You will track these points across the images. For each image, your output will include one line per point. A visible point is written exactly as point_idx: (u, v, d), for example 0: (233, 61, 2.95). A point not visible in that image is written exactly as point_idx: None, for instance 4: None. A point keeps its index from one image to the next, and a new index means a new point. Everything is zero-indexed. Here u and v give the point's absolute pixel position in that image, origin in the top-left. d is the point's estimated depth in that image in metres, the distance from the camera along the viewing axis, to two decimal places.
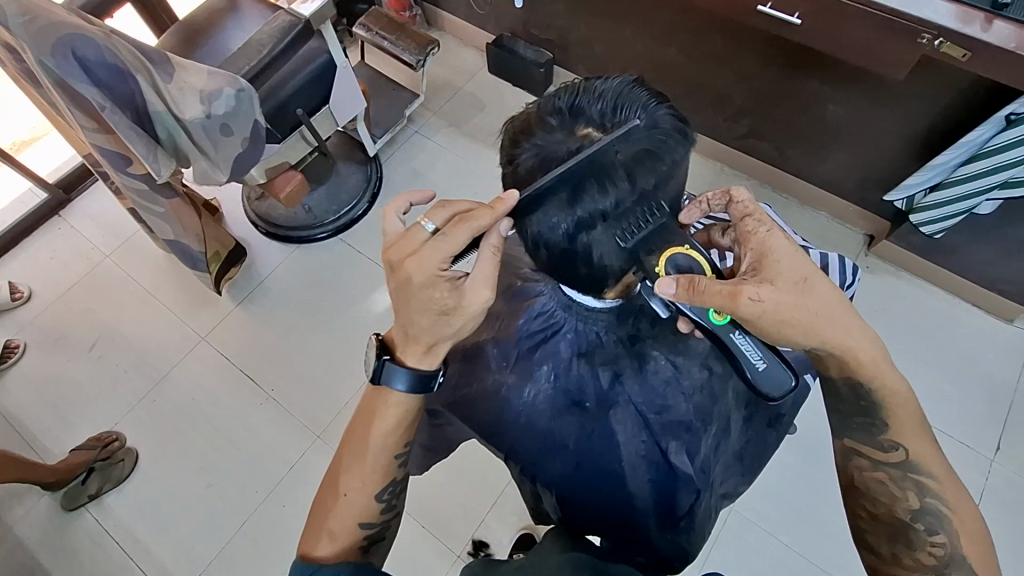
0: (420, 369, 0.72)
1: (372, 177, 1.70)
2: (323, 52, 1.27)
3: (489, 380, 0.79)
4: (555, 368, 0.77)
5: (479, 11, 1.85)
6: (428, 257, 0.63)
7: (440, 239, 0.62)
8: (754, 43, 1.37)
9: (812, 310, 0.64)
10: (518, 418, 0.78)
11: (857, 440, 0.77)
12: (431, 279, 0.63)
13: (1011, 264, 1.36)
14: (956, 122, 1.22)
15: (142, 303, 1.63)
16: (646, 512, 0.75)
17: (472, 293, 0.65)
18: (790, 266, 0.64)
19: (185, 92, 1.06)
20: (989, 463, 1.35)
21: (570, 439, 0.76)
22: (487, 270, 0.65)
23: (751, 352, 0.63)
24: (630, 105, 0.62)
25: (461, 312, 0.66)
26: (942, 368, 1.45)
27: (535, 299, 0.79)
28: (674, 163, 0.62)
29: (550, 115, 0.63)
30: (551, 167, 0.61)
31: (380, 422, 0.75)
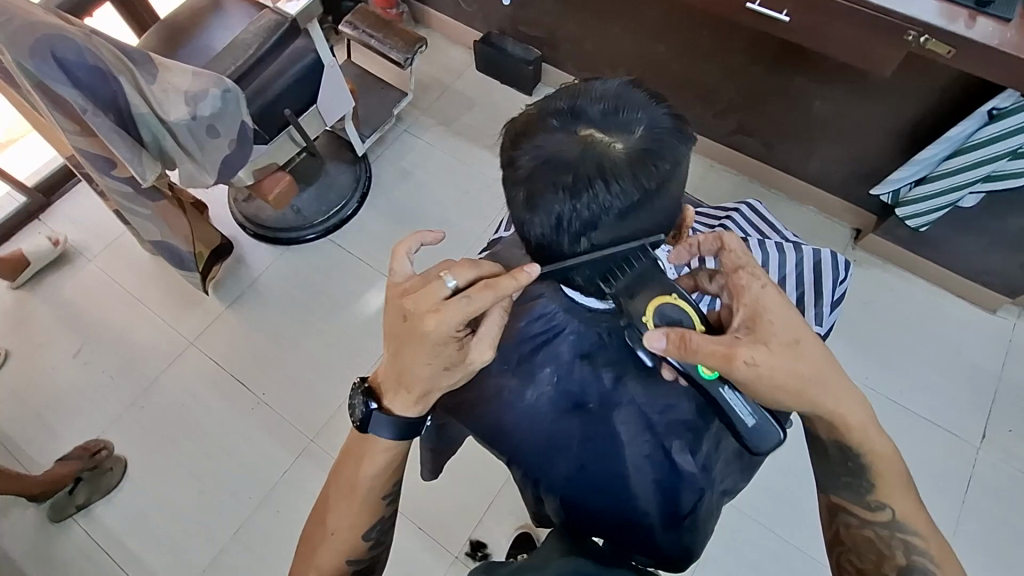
0: (405, 417, 0.72)
1: (361, 177, 1.69)
2: (310, 51, 1.24)
3: (490, 382, 0.79)
4: (558, 369, 0.77)
5: (467, 9, 1.84)
6: (448, 316, 0.61)
7: (463, 301, 0.61)
8: (742, 40, 1.37)
9: (802, 376, 0.65)
10: (520, 420, 0.78)
11: (845, 499, 0.76)
12: (445, 339, 0.63)
13: (994, 256, 1.38)
14: (940, 117, 1.24)
15: (127, 308, 1.60)
16: (650, 511, 0.75)
17: (475, 353, 0.67)
18: (784, 329, 0.65)
19: (169, 94, 1.04)
20: (976, 451, 1.38)
21: (573, 440, 0.76)
22: (493, 331, 0.67)
23: (740, 407, 0.64)
24: (631, 107, 0.62)
25: (461, 368, 0.67)
26: (929, 358, 1.47)
27: (535, 301, 0.77)
28: (674, 164, 0.63)
29: (551, 116, 0.62)
30: (554, 167, 0.60)
31: (368, 465, 0.75)
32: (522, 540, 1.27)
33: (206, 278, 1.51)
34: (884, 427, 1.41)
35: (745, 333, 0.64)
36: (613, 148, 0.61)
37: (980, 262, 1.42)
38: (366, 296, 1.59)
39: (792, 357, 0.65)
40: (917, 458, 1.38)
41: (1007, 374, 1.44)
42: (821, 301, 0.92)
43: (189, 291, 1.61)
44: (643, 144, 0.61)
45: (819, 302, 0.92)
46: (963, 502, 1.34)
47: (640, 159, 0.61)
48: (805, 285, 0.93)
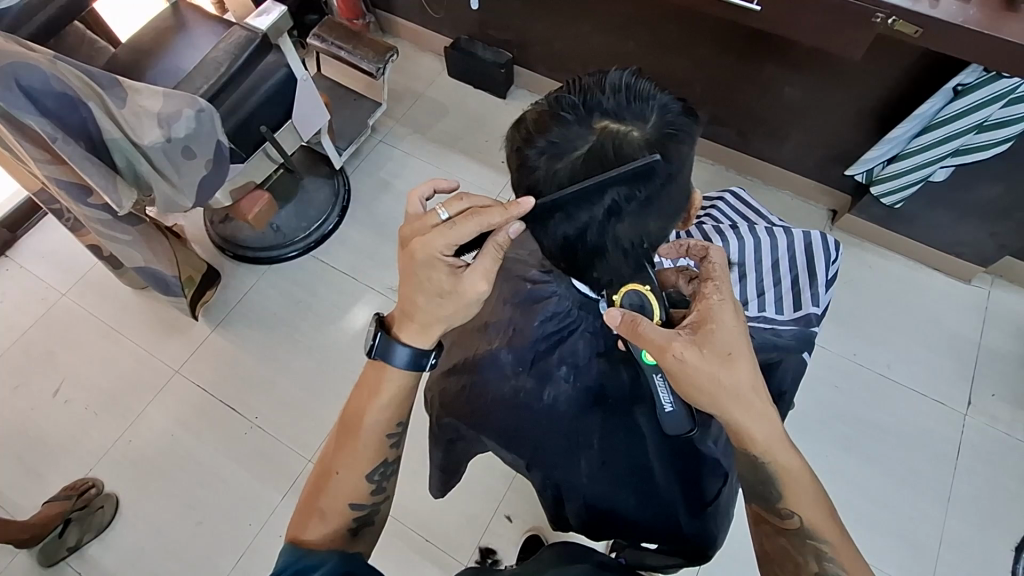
0: (414, 345, 0.71)
1: (340, 190, 1.67)
2: (282, 66, 1.22)
3: (507, 386, 0.79)
4: (574, 368, 0.79)
5: (434, 16, 1.83)
6: (433, 239, 0.63)
7: (448, 226, 0.62)
8: (711, 31, 1.40)
9: (721, 385, 0.62)
10: (540, 421, 0.79)
11: (761, 507, 0.71)
12: (432, 260, 0.64)
13: (965, 226, 1.43)
14: (905, 96, 1.28)
15: (106, 340, 1.55)
16: (674, 499, 0.76)
17: (469, 282, 0.65)
18: (722, 340, 0.63)
19: (142, 117, 1.00)
20: (963, 417, 1.42)
21: (595, 437, 0.77)
22: (487, 263, 0.65)
23: (664, 395, 0.68)
24: (643, 96, 0.63)
25: (455, 297, 0.66)
26: (912, 330, 1.51)
27: (547, 301, 0.81)
28: (688, 149, 0.65)
29: (565, 110, 0.63)
30: (572, 161, 0.63)
31: (376, 399, 0.75)
32: (531, 543, 1.26)
33: (196, 305, 1.50)
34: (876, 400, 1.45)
35: (688, 332, 0.63)
36: (630, 138, 0.62)
37: (953, 233, 1.47)
38: (354, 311, 1.57)
39: None
40: (907, 428, 1.42)
41: (986, 340, 1.49)
42: (816, 281, 0.93)
43: (170, 318, 1.57)
44: (658, 132, 0.63)
45: (813, 283, 0.93)
46: (954, 468, 1.37)
47: (659, 145, 0.62)
48: (798, 267, 0.94)
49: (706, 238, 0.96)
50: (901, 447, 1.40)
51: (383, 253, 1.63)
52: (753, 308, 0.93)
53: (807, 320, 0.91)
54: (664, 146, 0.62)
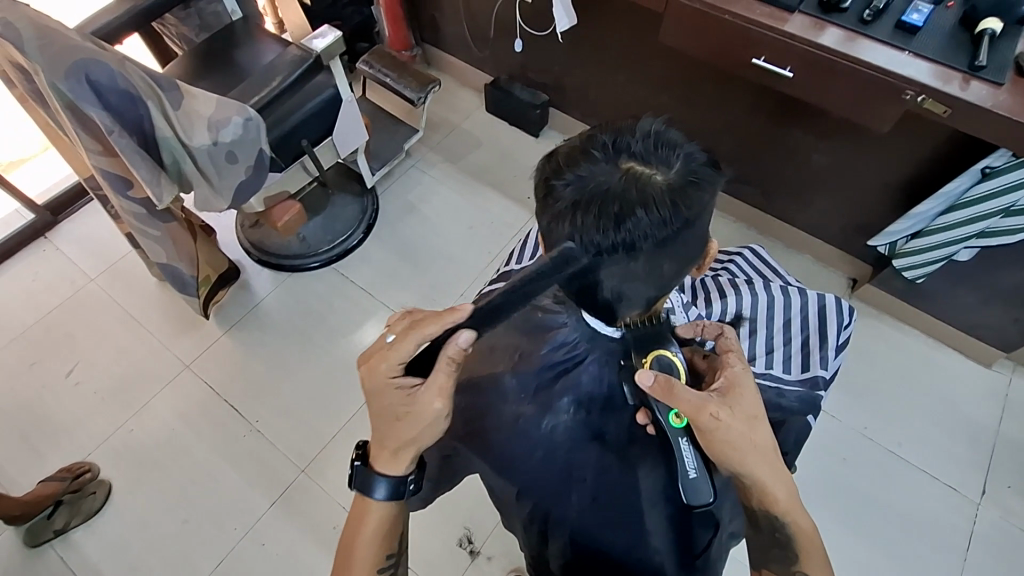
0: (392, 475, 0.71)
1: (368, 209, 1.72)
2: (330, 86, 1.28)
3: (508, 410, 0.79)
4: (576, 397, 0.77)
5: (478, 54, 1.92)
6: (377, 363, 0.66)
7: (388, 348, 0.66)
8: (744, 93, 1.44)
9: (751, 442, 0.64)
10: (535, 449, 0.77)
11: (774, 570, 0.71)
12: (382, 386, 0.66)
13: (989, 310, 1.42)
14: (935, 174, 1.29)
15: (126, 328, 1.59)
16: (665, 547, 0.73)
17: (423, 400, 0.66)
18: (750, 404, 0.65)
19: (193, 120, 1.06)
20: (976, 507, 1.36)
21: (590, 470, 0.75)
22: (440, 379, 0.65)
23: (688, 460, 0.65)
24: (670, 144, 0.64)
25: (414, 418, 0.66)
26: (927, 410, 1.47)
27: (557, 330, 0.77)
28: (709, 198, 0.65)
29: (596, 147, 0.64)
30: (598, 197, 0.62)
31: (368, 528, 0.73)
32: None
33: (207, 304, 1.53)
34: (885, 480, 1.40)
35: (718, 394, 0.65)
36: (652, 180, 0.62)
37: (974, 315, 1.45)
38: (368, 326, 1.59)
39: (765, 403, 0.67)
40: (916, 510, 1.36)
41: (1004, 429, 1.44)
42: (825, 345, 0.92)
43: (189, 314, 1.61)
44: (681, 178, 0.63)
45: (823, 347, 0.92)
46: (965, 559, 1.31)
47: (679, 191, 0.63)
48: (810, 329, 0.94)
49: (720, 290, 0.96)
50: (911, 531, 1.35)
51: (402, 274, 1.67)
52: (760, 365, 0.92)
53: (813, 382, 0.90)
54: (684, 191, 0.63)
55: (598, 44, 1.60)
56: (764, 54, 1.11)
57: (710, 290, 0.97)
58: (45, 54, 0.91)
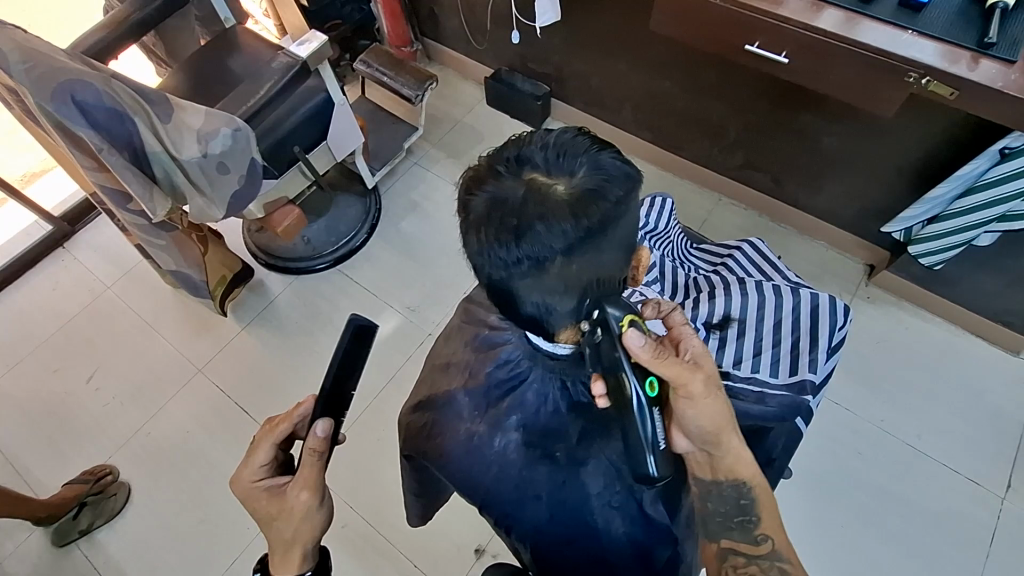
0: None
1: (371, 209, 1.73)
2: (320, 90, 1.29)
3: (461, 430, 0.76)
4: (524, 417, 0.74)
5: (477, 47, 1.90)
6: (245, 472, 0.74)
7: (249, 455, 0.74)
8: (748, 76, 1.38)
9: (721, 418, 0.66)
10: (489, 469, 0.74)
11: (732, 538, 0.71)
12: (251, 491, 0.73)
13: (1014, 297, 1.34)
14: (951, 156, 1.22)
15: (141, 334, 1.64)
16: (622, 564, 0.72)
17: (291, 496, 0.70)
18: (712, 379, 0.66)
19: (183, 133, 1.08)
20: (1000, 502, 1.30)
21: (544, 486, 0.72)
22: (303, 474, 0.70)
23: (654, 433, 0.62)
24: (574, 152, 0.61)
25: (285, 514, 0.71)
26: (948, 402, 1.41)
27: (501, 347, 0.78)
28: (622, 203, 0.61)
29: (499, 163, 0.62)
30: (500, 213, 0.59)
31: None
32: None
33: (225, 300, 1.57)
34: (901, 476, 1.35)
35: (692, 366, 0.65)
36: (554, 192, 0.59)
37: (998, 302, 1.37)
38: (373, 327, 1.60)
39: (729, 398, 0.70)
40: (935, 507, 1.31)
41: None
42: (816, 347, 0.88)
43: (201, 318, 1.65)
44: (584, 185, 0.59)
45: (814, 348, 0.89)
46: (987, 556, 1.26)
47: (581, 200, 0.59)
48: (801, 331, 0.90)
49: (711, 291, 0.95)
50: (929, 528, 1.30)
51: (405, 273, 1.67)
52: (746, 368, 0.89)
53: (800, 387, 0.86)
54: (587, 198, 0.59)
55: (597, 32, 1.55)
56: (758, 40, 1.06)
57: (703, 291, 0.96)
58: (31, 76, 0.92)
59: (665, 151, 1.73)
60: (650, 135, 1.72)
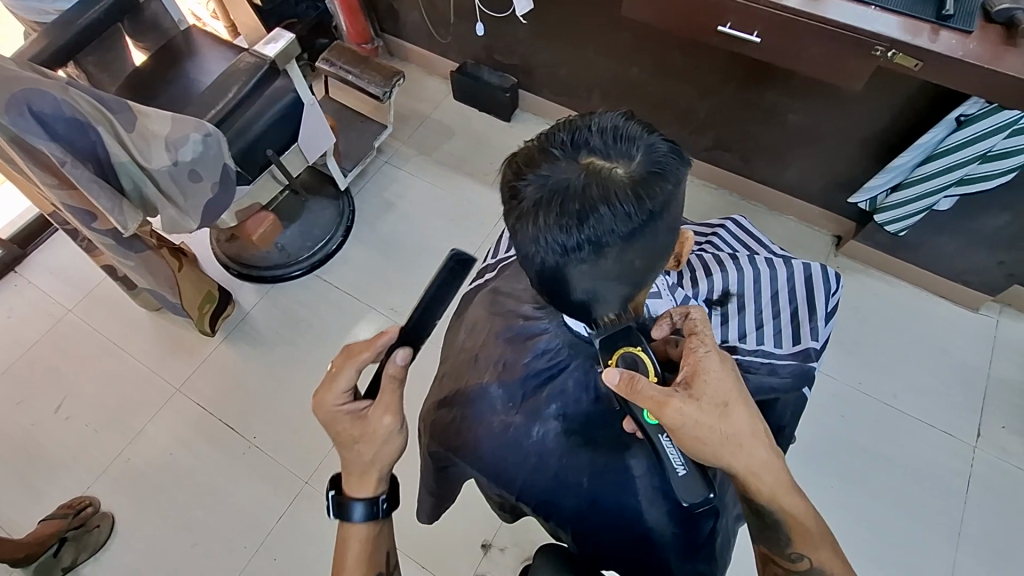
0: (363, 497, 0.72)
1: (344, 211, 1.69)
2: (289, 91, 1.24)
3: (495, 422, 0.76)
4: (563, 406, 0.75)
5: (440, 40, 1.87)
6: (323, 398, 0.68)
7: (327, 380, 0.68)
8: (714, 59, 1.41)
9: (723, 435, 0.63)
10: (528, 459, 0.75)
11: (769, 548, 0.71)
12: (331, 415, 0.68)
13: (971, 257, 1.43)
14: (910, 125, 1.28)
15: (110, 357, 1.56)
16: (665, 541, 0.73)
17: (374, 419, 0.68)
18: (718, 390, 0.64)
19: (150, 141, 1.03)
20: (972, 450, 1.39)
21: (586, 473, 0.74)
22: (387, 398, 0.68)
23: (674, 458, 0.64)
24: (631, 135, 0.60)
25: (367, 439, 0.68)
26: (918, 360, 1.49)
27: (538, 338, 0.77)
28: (676, 186, 0.61)
29: (554, 147, 0.60)
30: (558, 199, 0.59)
31: (345, 559, 0.74)
32: None
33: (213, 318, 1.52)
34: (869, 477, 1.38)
35: (682, 387, 0.64)
36: (615, 175, 0.59)
37: (958, 262, 1.45)
38: (358, 330, 1.57)
39: (753, 439, 0.64)
40: (916, 461, 1.39)
41: (995, 371, 1.46)
42: (815, 314, 0.92)
43: (175, 336, 1.58)
44: (644, 170, 0.59)
45: (813, 317, 0.92)
46: (965, 500, 1.34)
47: (643, 183, 0.59)
48: (798, 301, 0.93)
49: (706, 269, 0.94)
50: (912, 482, 1.37)
51: (386, 273, 1.64)
52: (751, 341, 0.91)
53: (805, 355, 0.90)
54: (649, 182, 0.59)
55: (564, 20, 1.55)
56: (729, 21, 1.09)
57: (696, 270, 0.95)
58: None
59: None
60: None
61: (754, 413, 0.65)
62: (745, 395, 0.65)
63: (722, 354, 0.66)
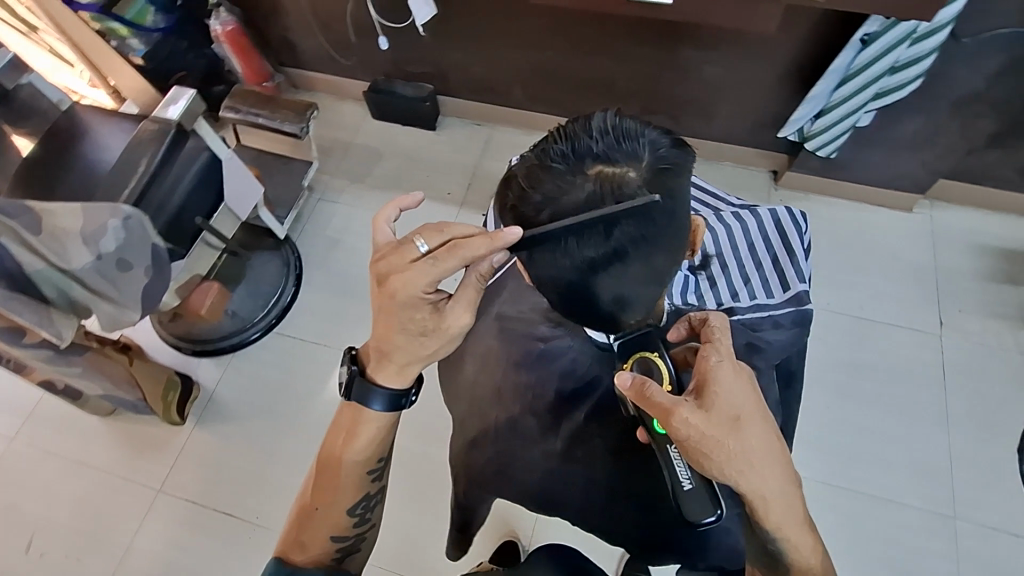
0: (392, 388, 0.75)
1: (290, 260, 1.60)
2: (202, 150, 1.14)
3: (537, 451, 0.83)
4: (600, 416, 0.83)
5: (344, 62, 1.80)
6: (412, 278, 0.64)
7: (429, 263, 0.64)
8: (624, 27, 1.42)
9: (734, 451, 0.63)
10: (580, 474, 0.83)
11: (759, 573, 0.72)
12: (413, 300, 0.66)
13: (897, 163, 1.51)
14: (819, 53, 1.33)
15: (73, 476, 1.42)
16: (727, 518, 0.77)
17: (451, 317, 0.68)
18: (729, 402, 0.63)
19: (63, 239, 0.92)
20: (940, 340, 1.48)
21: (637, 481, 0.81)
22: (469, 294, 0.68)
23: (683, 471, 0.67)
24: (632, 136, 0.64)
25: (439, 333, 0.69)
26: (873, 269, 1.57)
27: (562, 358, 0.86)
28: (682, 178, 0.65)
29: (557, 160, 0.63)
30: (576, 211, 0.62)
31: (354, 440, 0.79)
32: None
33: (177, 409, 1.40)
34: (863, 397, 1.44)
35: (693, 397, 0.65)
36: (627, 179, 0.62)
37: (887, 170, 1.54)
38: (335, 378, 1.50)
39: (763, 457, 0.64)
40: (896, 364, 1.46)
41: (942, 262, 1.56)
42: (795, 254, 0.98)
43: (139, 435, 1.46)
44: (653, 168, 0.63)
45: (793, 257, 0.98)
46: (946, 388, 1.43)
47: (654, 181, 0.63)
48: (776, 247, 1.00)
49: None
50: (897, 383, 1.44)
51: (349, 313, 1.57)
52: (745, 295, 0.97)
53: (799, 296, 0.94)
54: (658, 179, 0.63)
55: (468, 16, 1.52)
56: None
57: None
58: None
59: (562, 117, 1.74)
60: (545, 107, 1.73)
61: (767, 428, 0.64)
62: (760, 408, 0.64)
63: (737, 364, 0.64)
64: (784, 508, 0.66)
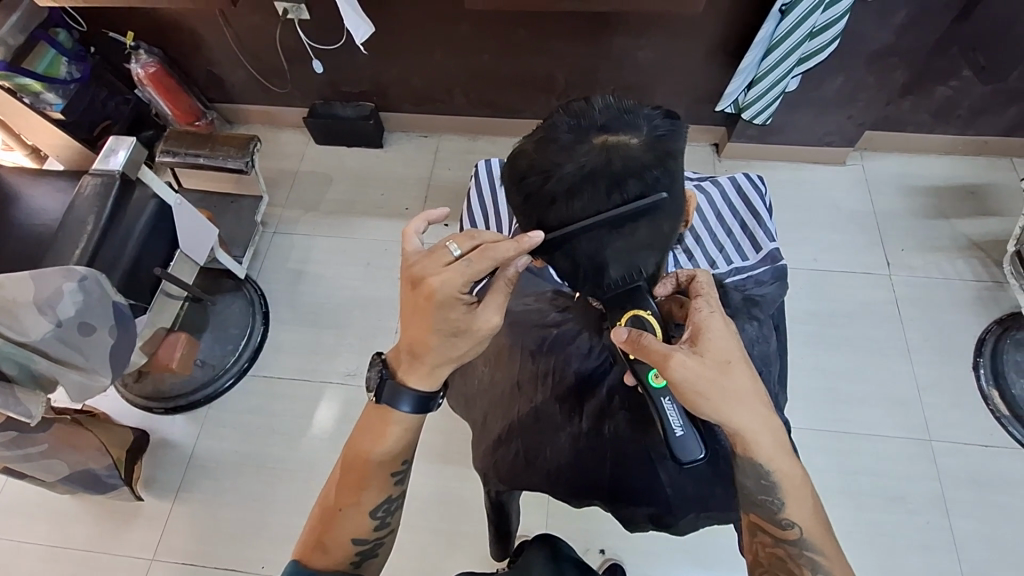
0: (421, 390, 0.74)
1: (254, 299, 1.57)
2: (150, 198, 1.09)
3: (564, 437, 0.86)
4: (622, 393, 0.86)
5: (279, 91, 1.76)
6: (451, 280, 0.64)
7: (465, 265, 0.64)
8: (555, 24, 1.46)
9: (727, 391, 0.66)
10: (608, 451, 0.85)
11: (759, 515, 0.73)
12: (451, 299, 0.65)
13: (825, 122, 1.61)
14: (742, 27, 1.41)
15: (52, 564, 1.33)
16: None
17: (483, 318, 0.68)
18: (720, 349, 0.67)
19: (18, 311, 0.89)
20: (891, 278, 1.59)
21: (665, 449, 0.83)
22: (499, 298, 0.69)
23: (674, 419, 0.70)
24: (630, 110, 0.68)
25: (470, 333, 0.69)
26: (820, 222, 1.67)
27: (577, 341, 0.90)
28: (678, 148, 0.70)
29: (565, 133, 0.66)
30: (585, 180, 0.66)
31: (380, 441, 0.77)
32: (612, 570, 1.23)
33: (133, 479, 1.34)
34: (833, 340, 1.52)
35: (686, 345, 0.68)
36: (630, 146, 0.66)
37: (817, 129, 1.64)
38: (322, 411, 1.46)
39: (752, 397, 0.68)
40: (855, 306, 1.56)
41: (879, 206, 1.68)
42: (760, 215, 1.11)
43: (120, 507, 1.38)
44: (652, 137, 0.67)
45: (759, 218, 1.10)
46: (902, 321, 1.53)
47: (655, 149, 0.67)
48: (742, 212, 1.12)
49: None
50: (859, 323, 1.54)
51: (325, 343, 1.54)
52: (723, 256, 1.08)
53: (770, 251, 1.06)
54: (659, 146, 0.67)
55: (401, 29, 1.52)
56: None
57: None
58: None
59: (507, 118, 1.76)
60: (489, 110, 1.74)
61: (751, 371, 0.69)
62: (747, 357, 0.69)
63: (726, 315, 0.70)
64: (772, 445, 0.69)
